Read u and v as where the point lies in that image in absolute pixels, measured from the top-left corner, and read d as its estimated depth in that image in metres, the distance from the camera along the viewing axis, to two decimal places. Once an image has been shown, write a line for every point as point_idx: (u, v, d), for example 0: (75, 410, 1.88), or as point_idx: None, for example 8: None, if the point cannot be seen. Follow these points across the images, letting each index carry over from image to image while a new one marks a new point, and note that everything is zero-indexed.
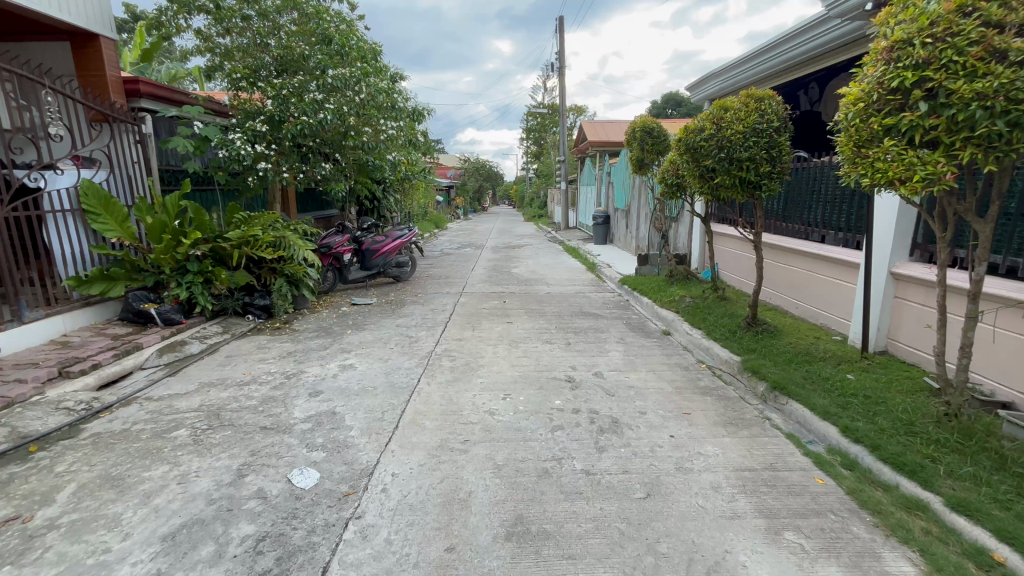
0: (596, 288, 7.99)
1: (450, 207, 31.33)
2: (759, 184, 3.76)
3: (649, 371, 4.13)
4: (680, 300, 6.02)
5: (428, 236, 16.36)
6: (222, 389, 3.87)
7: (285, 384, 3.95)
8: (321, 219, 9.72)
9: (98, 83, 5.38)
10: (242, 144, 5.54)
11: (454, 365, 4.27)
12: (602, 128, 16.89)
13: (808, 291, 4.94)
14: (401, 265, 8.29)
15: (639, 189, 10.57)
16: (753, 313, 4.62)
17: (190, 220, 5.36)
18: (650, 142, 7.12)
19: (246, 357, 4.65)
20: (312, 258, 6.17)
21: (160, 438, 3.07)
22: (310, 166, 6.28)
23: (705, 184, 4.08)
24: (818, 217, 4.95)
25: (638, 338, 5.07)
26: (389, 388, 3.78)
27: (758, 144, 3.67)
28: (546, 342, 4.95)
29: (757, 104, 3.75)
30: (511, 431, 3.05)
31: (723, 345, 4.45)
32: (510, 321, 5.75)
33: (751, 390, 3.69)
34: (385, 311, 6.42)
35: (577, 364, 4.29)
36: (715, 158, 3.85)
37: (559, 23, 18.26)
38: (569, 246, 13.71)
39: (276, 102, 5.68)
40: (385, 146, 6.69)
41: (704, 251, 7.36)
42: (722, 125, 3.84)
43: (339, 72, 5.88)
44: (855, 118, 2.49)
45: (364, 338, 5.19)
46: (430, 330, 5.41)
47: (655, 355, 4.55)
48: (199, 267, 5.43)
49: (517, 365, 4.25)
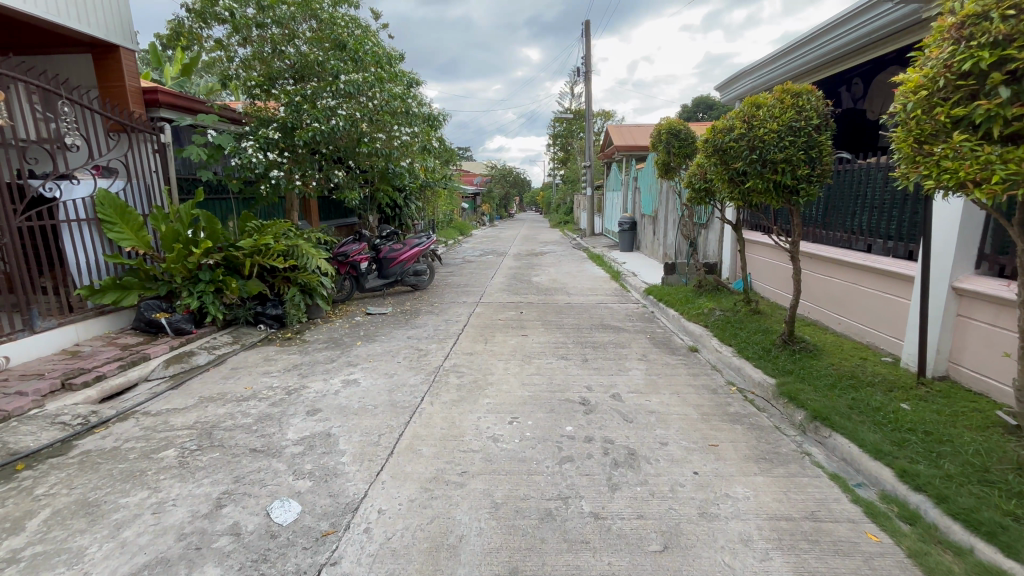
0: (620, 298, 7.62)
1: (475, 214, 31.30)
2: (796, 189, 3.37)
3: (672, 394, 3.77)
4: (708, 314, 5.62)
5: (451, 243, 16.26)
6: (219, 405, 3.73)
7: (284, 400, 3.79)
8: (342, 227, 9.71)
9: (118, 94, 5.43)
10: (254, 152, 5.47)
11: (462, 382, 4.02)
12: (629, 132, 16.46)
13: (852, 306, 4.47)
14: (419, 273, 8.14)
15: (667, 194, 10.12)
16: (790, 330, 4.20)
17: (202, 229, 5.32)
18: (677, 145, 6.74)
19: (251, 370, 4.53)
20: (326, 267, 6.06)
21: (146, 459, 2.92)
22: (323, 174, 6.18)
23: (735, 189, 3.71)
24: (863, 225, 4.50)
25: (662, 356, 4.70)
26: (390, 408, 3.56)
27: (795, 144, 3.28)
28: (561, 358, 4.65)
29: (794, 100, 3.37)
30: (514, 463, 2.77)
31: (756, 366, 4.05)
32: (526, 334, 5.46)
33: (788, 419, 3.29)
34: (398, 322, 6.24)
35: (593, 384, 3.97)
36: (745, 160, 3.49)
37: (587, 27, 18.00)
38: (594, 253, 13.32)
39: (288, 109, 5.60)
40: (400, 153, 6.53)
41: (735, 260, 6.90)
42: (753, 124, 3.47)
43: (352, 78, 5.75)
44: (915, 109, 2.12)
45: (372, 350, 5.01)
46: (442, 343, 5.18)
47: (680, 375, 4.18)
48: (211, 276, 5.39)
49: (528, 384, 3.96)
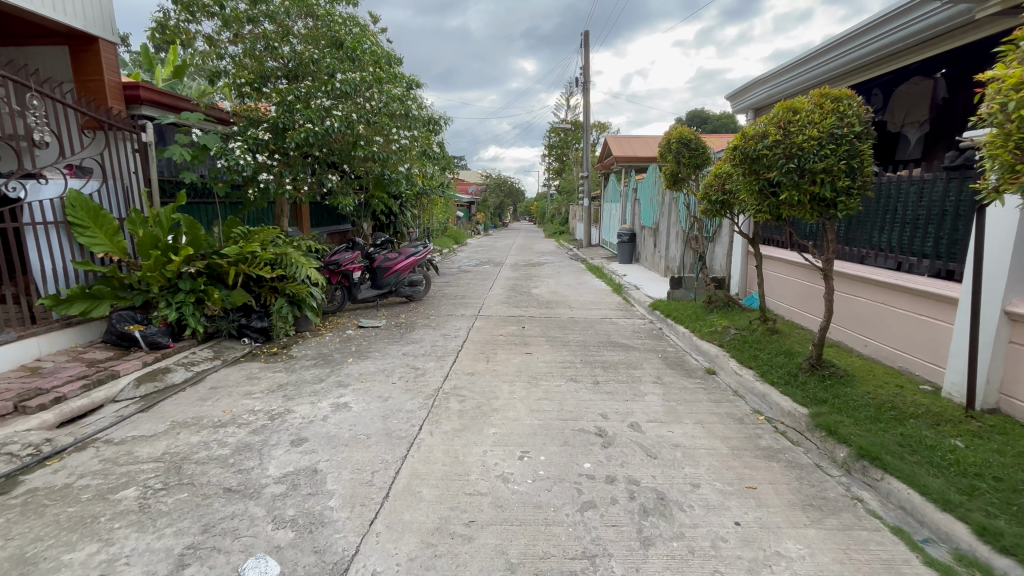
0: (624, 313, 7.30)
1: (470, 223, 31.02)
2: (835, 201, 3.08)
3: (696, 425, 3.43)
4: (723, 332, 5.31)
5: (445, 252, 15.90)
6: (193, 432, 3.33)
7: (266, 427, 3.40)
8: (335, 234, 9.32)
9: (96, 89, 5.06)
10: (242, 153, 5.08)
11: (465, 408, 3.64)
12: (629, 143, 16.30)
13: (882, 328, 4.19)
14: (414, 283, 7.76)
15: (670, 206, 9.86)
16: (818, 354, 3.90)
17: (183, 234, 4.94)
18: (688, 154, 6.49)
19: (232, 390, 4.13)
20: (316, 277, 5.70)
21: (102, 502, 2.52)
22: (316, 178, 5.81)
23: (768, 201, 3.41)
24: (894, 241, 4.22)
25: (679, 379, 4.36)
26: (385, 439, 3.18)
27: (837, 153, 3.00)
28: (570, 380, 4.29)
29: (834, 105, 3.08)
30: (529, 511, 2.41)
31: (784, 393, 3.73)
32: (530, 352, 5.10)
33: (829, 455, 2.96)
34: (392, 336, 5.86)
35: (608, 411, 3.62)
36: (780, 170, 3.19)
37: (586, 37, 17.93)
38: (592, 265, 13.04)
39: (280, 109, 5.26)
40: (398, 157, 6.19)
41: (747, 276, 6.62)
42: (789, 130, 3.18)
43: (349, 77, 5.43)
44: (1016, 109, 1.84)
45: (364, 369, 4.63)
46: (440, 361, 4.80)
47: (701, 402, 3.85)
48: (192, 285, 5.00)
49: (538, 412, 3.60)
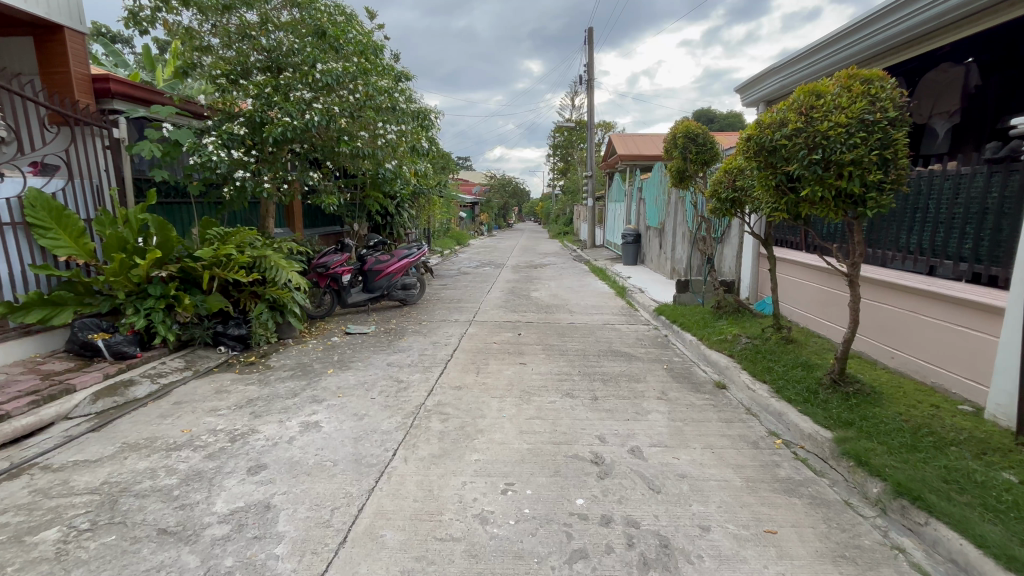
0: (627, 318, 6.91)
1: (473, 224, 30.70)
2: (865, 198, 2.68)
3: (705, 450, 3.05)
4: (733, 342, 4.92)
5: (445, 253, 15.55)
6: (143, 456, 3.00)
7: (225, 451, 3.06)
8: (329, 236, 9.00)
9: (62, 82, 4.75)
10: (215, 149, 4.72)
11: (447, 430, 3.27)
12: (634, 141, 15.88)
13: (912, 339, 3.79)
14: (408, 288, 7.46)
15: (676, 206, 9.48)
16: (841, 369, 3.50)
17: (154, 236, 4.61)
18: (695, 150, 6.09)
19: (196, 406, 3.80)
20: (298, 281, 5.37)
21: (15, 546, 2.17)
22: (297, 174, 5.48)
23: (787, 197, 3.04)
24: (925, 243, 3.82)
25: (686, 394, 3.97)
26: (353, 469, 2.82)
27: (868, 142, 2.60)
28: (566, 395, 3.92)
29: (864, 87, 2.68)
30: (508, 562, 2.04)
31: (804, 412, 3.34)
32: (524, 363, 4.73)
33: (859, 491, 2.58)
34: (379, 344, 5.50)
35: (607, 434, 3.24)
36: (801, 162, 2.79)
37: (589, 35, 17.62)
38: (596, 266, 12.66)
39: (257, 101, 4.92)
40: (385, 153, 5.85)
41: (758, 279, 6.23)
42: (812, 117, 2.77)
43: (331, 67, 5.09)
44: None
45: (343, 381, 4.28)
46: (426, 373, 4.44)
47: (710, 423, 3.46)
48: (162, 291, 4.67)
49: (528, 434, 3.23)
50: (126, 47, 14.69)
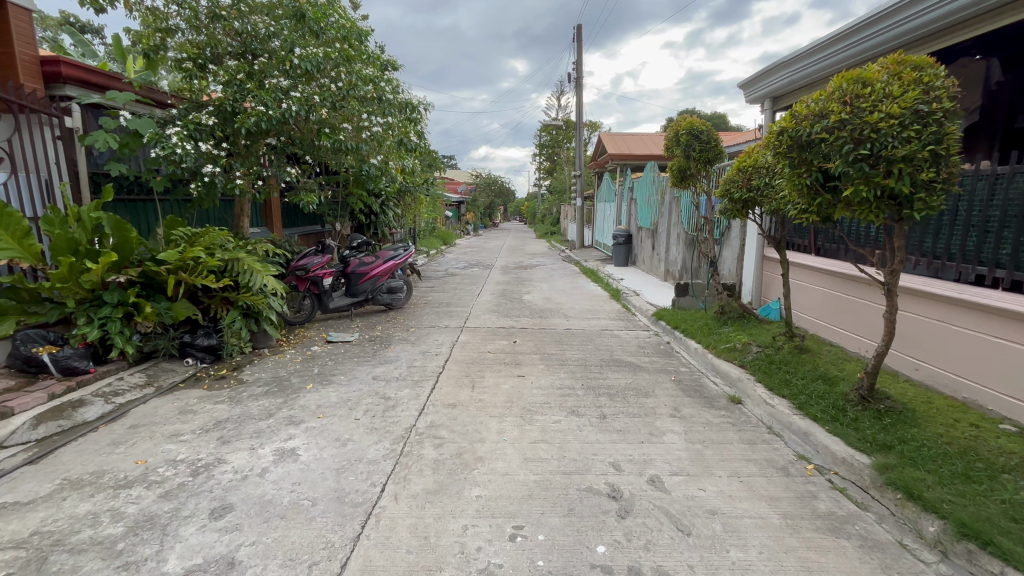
0: (626, 323, 6.59)
1: (459, 223, 30.22)
2: (915, 199, 2.39)
3: (732, 479, 2.74)
4: (744, 350, 4.63)
5: (432, 254, 15.09)
6: (86, 496, 2.56)
7: (185, 487, 2.64)
8: (309, 236, 8.51)
9: (4, 62, 4.20)
10: (180, 140, 4.23)
11: (442, 458, 2.90)
12: (624, 141, 15.64)
13: (941, 350, 3.54)
14: (394, 290, 6.97)
15: (671, 206, 9.23)
16: (870, 384, 3.23)
17: (110, 237, 4.14)
18: (698, 148, 5.81)
19: (155, 430, 3.35)
20: (275, 286, 4.92)
21: None
22: (273, 169, 5.03)
23: (822, 198, 2.73)
24: (955, 249, 3.58)
25: (700, 411, 3.66)
26: (335, 510, 2.43)
27: (922, 136, 2.31)
28: (571, 413, 3.57)
29: (917, 74, 2.39)
30: None
31: (833, 433, 3.06)
32: (522, 375, 4.37)
33: (913, 529, 2.30)
34: (363, 354, 5.08)
35: (621, 461, 2.91)
36: (844, 158, 2.48)
37: (578, 32, 17.34)
38: (587, 267, 12.34)
39: (228, 89, 4.46)
40: (370, 147, 5.42)
41: (763, 283, 5.98)
42: (858, 107, 2.45)
43: (310, 52, 4.65)
44: None
45: (324, 399, 3.87)
46: (416, 388, 4.04)
47: (732, 445, 3.15)
48: (120, 298, 4.19)
49: (533, 462, 2.87)
50: (95, 36, 13.91)
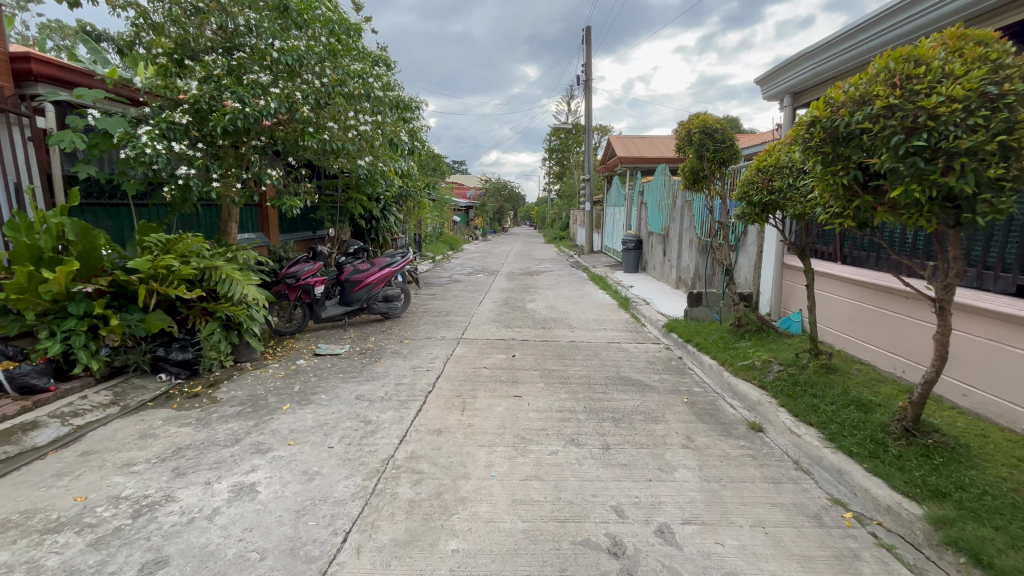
0: (635, 335, 6.18)
1: (467, 229, 29.96)
2: (981, 201, 1.97)
3: (755, 530, 2.32)
4: (763, 369, 4.19)
5: (437, 260, 14.79)
6: (6, 543, 2.23)
7: (121, 533, 2.30)
8: (306, 242, 8.22)
9: None
10: (150, 140, 3.95)
11: (418, 499, 2.53)
12: (634, 144, 15.23)
13: (995, 375, 3.08)
14: (390, 299, 6.67)
15: (683, 210, 8.79)
16: (915, 416, 2.81)
17: (75, 244, 3.84)
18: (712, 147, 5.40)
19: (107, 459, 3.02)
20: (256, 297, 4.60)
21: None
22: (254, 171, 4.72)
23: (861, 201, 2.32)
24: (1010, 258, 3.14)
25: (716, 441, 3.24)
26: (285, 566, 2.07)
27: (990, 123, 1.89)
28: (569, 443, 3.17)
29: (979, 50, 1.98)
30: None
31: (873, 473, 2.63)
32: (519, 396, 3.98)
33: None
34: (350, 370, 4.74)
35: (624, 505, 2.51)
36: (893, 150, 2.06)
37: (587, 34, 17.03)
38: (594, 274, 11.93)
39: (204, 85, 4.18)
40: (358, 147, 5.12)
41: (783, 293, 5.53)
42: (911, 90, 2.04)
43: (291, 45, 4.37)
44: None
45: (299, 422, 3.52)
46: (401, 411, 3.67)
47: (754, 485, 2.73)
48: (86, 309, 3.90)
49: (523, 506, 2.49)
50: None
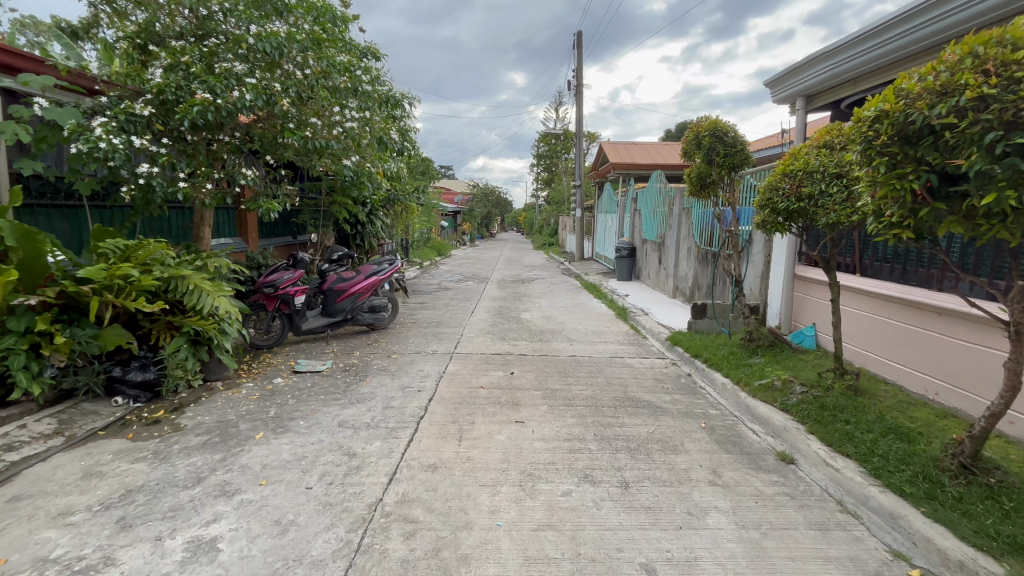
0: (638, 349, 5.83)
1: (455, 234, 29.52)
2: None
3: None
4: (785, 391, 3.86)
5: (424, 266, 14.34)
6: None
7: None
8: (287, 247, 7.73)
9: None
10: (105, 132, 3.49)
11: (412, 559, 2.12)
12: (627, 150, 15.02)
13: None
14: (377, 309, 6.25)
15: (682, 217, 8.50)
16: (974, 451, 2.51)
17: (16, 251, 3.35)
18: (722, 151, 5.11)
19: (40, 506, 2.54)
20: (228, 310, 4.13)
21: None
22: (228, 170, 4.28)
23: (932, 210, 2.00)
24: None
25: (746, 477, 2.89)
26: None
27: None
28: (583, 481, 2.79)
29: None
30: None
31: (935, 519, 2.31)
32: (521, 421, 3.59)
33: None
34: (333, 390, 4.29)
35: (656, 562, 2.14)
36: (985, 149, 1.75)
37: (579, 40, 16.82)
38: (587, 281, 11.61)
39: (170, 74, 3.74)
40: (344, 144, 4.72)
41: (794, 305, 5.25)
42: (1010, 78, 1.74)
43: (269, 31, 3.97)
44: None
45: (273, 456, 3.08)
46: (389, 441, 3.25)
47: (799, 533, 2.38)
48: (28, 324, 3.40)
49: (537, 566, 2.09)
50: None
